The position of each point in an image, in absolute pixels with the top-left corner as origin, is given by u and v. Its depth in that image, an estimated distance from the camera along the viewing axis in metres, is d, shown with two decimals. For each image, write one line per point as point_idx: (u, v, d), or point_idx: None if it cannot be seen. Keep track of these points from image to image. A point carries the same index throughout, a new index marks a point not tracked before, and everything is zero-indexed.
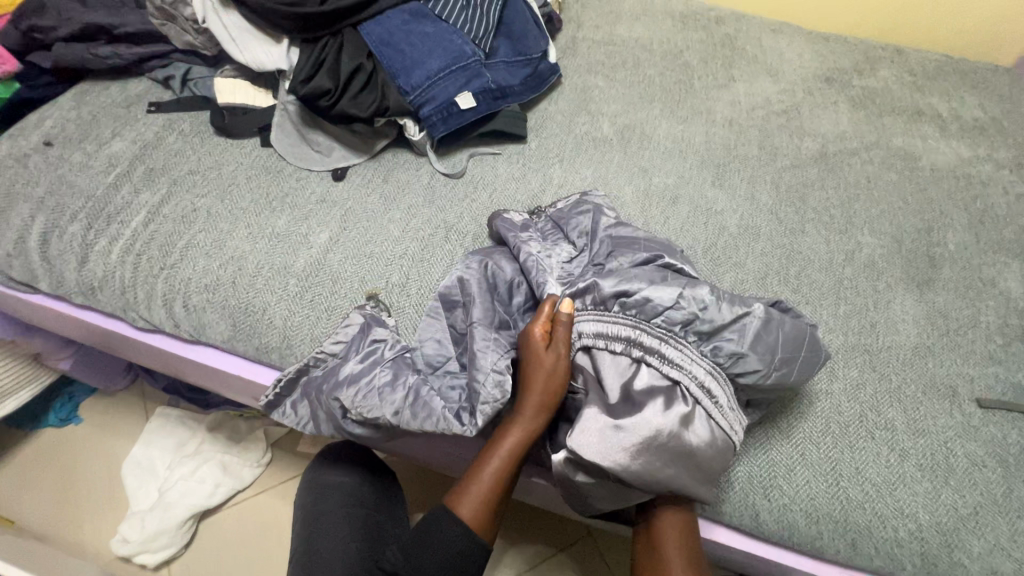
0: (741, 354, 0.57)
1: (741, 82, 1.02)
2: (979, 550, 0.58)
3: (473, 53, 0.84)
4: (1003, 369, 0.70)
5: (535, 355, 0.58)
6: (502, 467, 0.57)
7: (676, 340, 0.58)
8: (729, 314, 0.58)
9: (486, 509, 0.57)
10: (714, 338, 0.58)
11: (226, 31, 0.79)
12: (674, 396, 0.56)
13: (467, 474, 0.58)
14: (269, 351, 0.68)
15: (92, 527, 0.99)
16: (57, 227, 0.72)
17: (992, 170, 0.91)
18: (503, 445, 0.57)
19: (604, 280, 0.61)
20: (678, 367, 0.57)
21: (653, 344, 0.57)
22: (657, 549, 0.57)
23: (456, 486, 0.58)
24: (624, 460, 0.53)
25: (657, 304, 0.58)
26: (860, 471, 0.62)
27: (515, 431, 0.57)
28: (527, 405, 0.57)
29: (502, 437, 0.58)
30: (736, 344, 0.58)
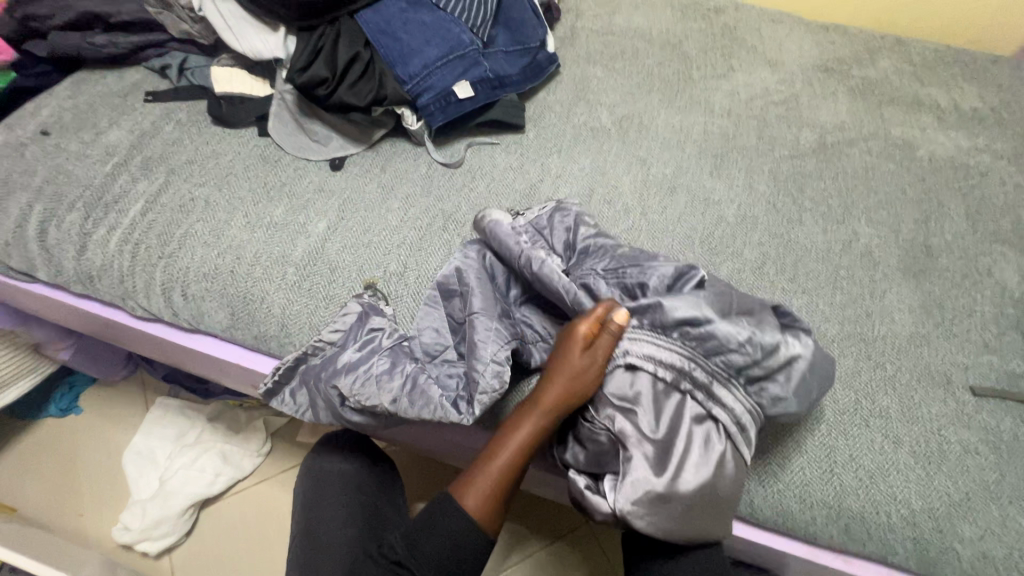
0: (784, 398, 0.58)
1: (740, 73, 1.02)
2: (971, 535, 0.59)
3: (471, 42, 0.84)
4: (997, 358, 0.70)
5: (568, 357, 0.57)
6: (514, 461, 0.57)
7: (729, 382, 0.57)
8: (785, 359, 0.58)
9: (493, 500, 0.57)
10: (762, 379, 0.58)
11: (222, 18, 0.79)
12: (713, 441, 0.56)
13: (476, 464, 0.58)
14: (268, 340, 0.68)
15: (93, 516, 1.00)
16: (55, 216, 0.72)
17: (990, 160, 0.91)
18: (514, 438, 0.57)
19: (674, 304, 0.58)
20: (725, 408, 0.57)
21: (704, 380, 0.57)
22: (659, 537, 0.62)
23: (463, 476, 0.58)
24: (651, 510, 0.54)
25: (719, 341, 0.58)
26: (854, 458, 0.62)
27: (527, 425, 0.57)
28: (544, 402, 0.57)
29: (515, 431, 0.57)
30: (781, 388, 0.58)
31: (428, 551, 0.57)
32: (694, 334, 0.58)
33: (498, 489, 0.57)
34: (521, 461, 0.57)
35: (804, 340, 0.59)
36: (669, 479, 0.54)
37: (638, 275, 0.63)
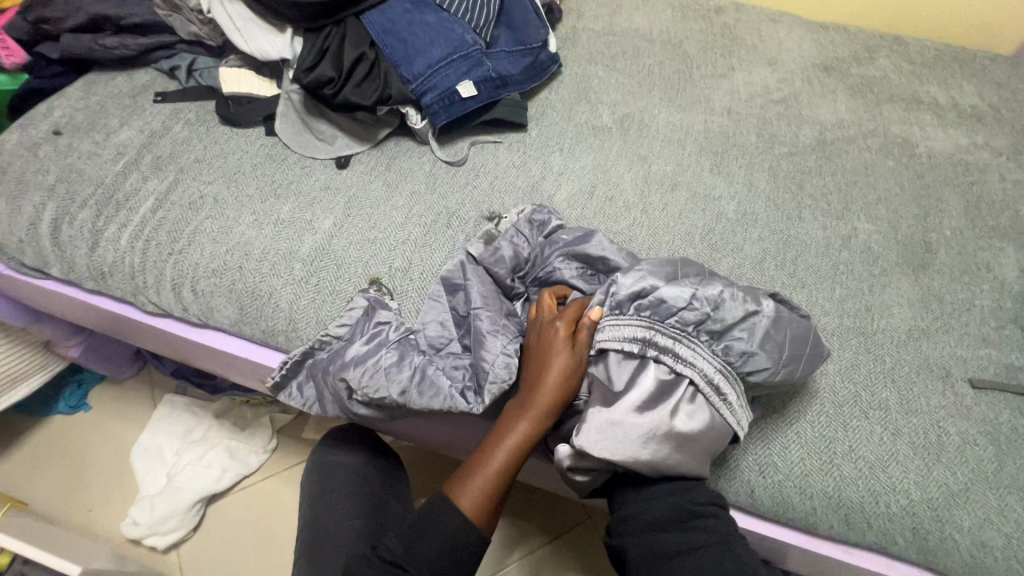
0: (751, 353, 0.58)
1: (741, 72, 1.03)
2: (970, 525, 0.59)
3: (474, 42, 0.85)
4: (996, 351, 0.71)
5: (554, 358, 0.58)
6: (508, 465, 0.57)
7: (690, 339, 0.59)
8: (743, 313, 0.59)
9: (489, 503, 0.57)
10: (725, 336, 0.59)
11: (230, 20, 0.80)
12: (669, 380, 0.58)
13: (470, 467, 0.58)
14: (276, 334, 0.69)
15: (102, 511, 1.01)
16: (67, 213, 0.74)
17: (989, 157, 0.91)
18: (508, 438, 0.57)
19: (623, 279, 0.61)
20: (690, 365, 0.58)
21: (666, 343, 0.58)
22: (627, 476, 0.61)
23: (457, 478, 0.58)
24: (621, 442, 0.54)
25: (671, 304, 0.59)
26: (854, 449, 0.63)
27: (521, 428, 0.57)
28: (538, 404, 0.57)
29: (508, 435, 0.57)
30: (745, 343, 0.59)
31: (423, 548, 0.57)
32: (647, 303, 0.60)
33: (494, 493, 0.57)
34: (515, 464, 0.57)
35: (764, 302, 0.60)
36: (629, 412, 0.56)
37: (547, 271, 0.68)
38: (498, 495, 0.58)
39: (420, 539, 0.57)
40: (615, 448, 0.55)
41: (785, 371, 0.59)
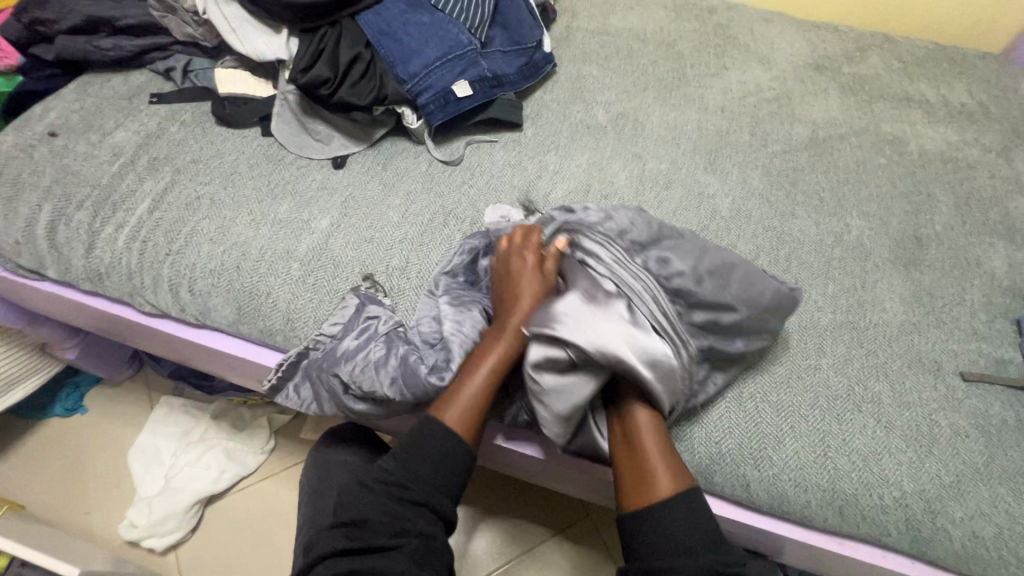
0: (668, 263, 0.65)
1: (734, 71, 1.04)
2: (962, 516, 0.60)
3: (469, 42, 0.85)
4: (986, 345, 0.72)
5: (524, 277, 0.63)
6: (494, 375, 0.59)
7: (607, 242, 0.64)
8: (651, 231, 0.67)
9: (477, 416, 0.59)
10: (643, 251, 0.66)
11: (226, 21, 0.80)
12: (609, 279, 0.61)
13: (456, 384, 0.60)
14: (274, 334, 0.69)
15: (99, 513, 1.01)
16: (64, 215, 0.74)
17: (979, 153, 0.93)
18: (489, 359, 0.60)
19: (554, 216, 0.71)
20: (609, 265, 0.62)
21: (588, 246, 0.64)
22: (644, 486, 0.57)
23: (444, 396, 0.60)
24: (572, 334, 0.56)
25: (591, 221, 0.67)
26: (847, 443, 0.64)
27: (501, 342, 0.60)
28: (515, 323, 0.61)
29: (491, 350, 0.60)
30: (663, 256, 0.66)
31: (421, 470, 0.58)
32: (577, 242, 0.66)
33: (482, 405, 0.59)
34: (499, 375, 0.59)
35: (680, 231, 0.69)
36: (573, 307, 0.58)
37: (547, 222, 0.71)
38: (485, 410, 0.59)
39: (418, 456, 0.58)
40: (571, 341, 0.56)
41: (709, 284, 0.64)
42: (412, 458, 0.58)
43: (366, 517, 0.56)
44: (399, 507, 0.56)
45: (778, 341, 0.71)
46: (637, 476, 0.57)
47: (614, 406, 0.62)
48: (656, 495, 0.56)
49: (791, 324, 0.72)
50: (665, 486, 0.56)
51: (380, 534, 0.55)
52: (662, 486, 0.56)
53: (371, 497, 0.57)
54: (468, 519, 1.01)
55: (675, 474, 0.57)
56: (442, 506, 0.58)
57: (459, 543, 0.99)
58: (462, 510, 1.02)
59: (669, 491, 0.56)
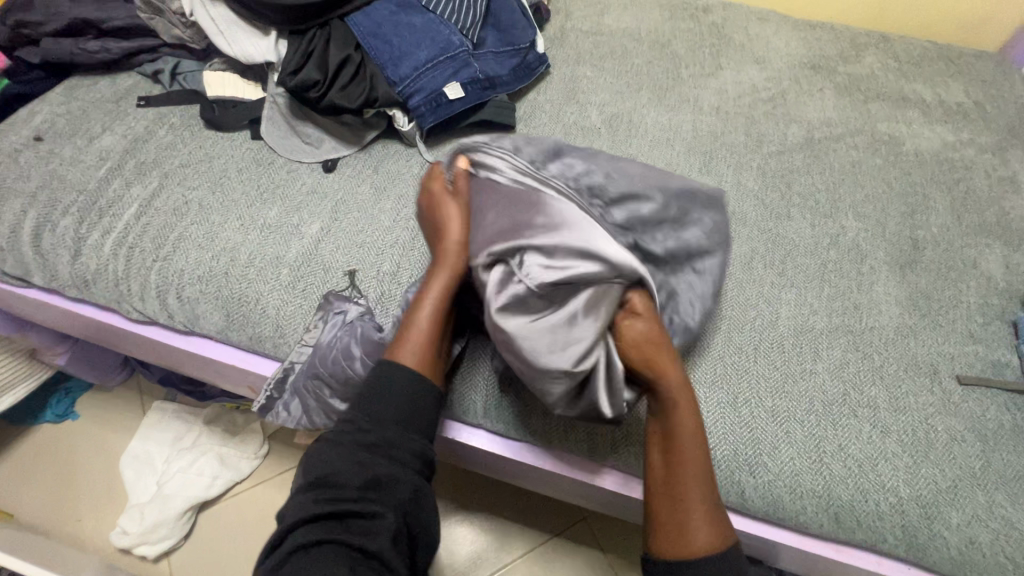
0: (569, 165, 0.63)
1: (729, 71, 1.03)
2: (958, 521, 0.60)
3: (461, 43, 0.84)
4: (982, 348, 0.71)
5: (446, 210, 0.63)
6: (438, 308, 0.58)
7: (504, 158, 0.63)
8: (549, 143, 0.65)
9: (428, 349, 0.58)
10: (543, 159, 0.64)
11: (214, 23, 0.79)
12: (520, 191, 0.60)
13: (404, 326, 0.59)
14: (263, 341, 0.69)
15: (91, 520, 1.00)
16: (49, 221, 0.73)
17: (975, 154, 0.92)
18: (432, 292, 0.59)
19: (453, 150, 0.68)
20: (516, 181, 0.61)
21: (495, 165, 0.63)
22: (681, 532, 0.54)
23: (396, 340, 0.59)
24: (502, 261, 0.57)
25: (485, 145, 0.65)
26: (843, 448, 0.63)
27: (439, 277, 0.59)
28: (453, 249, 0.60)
29: (429, 286, 0.59)
30: (561, 159, 0.64)
31: (387, 412, 0.54)
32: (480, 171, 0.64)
33: (433, 338, 0.58)
34: (442, 306, 0.59)
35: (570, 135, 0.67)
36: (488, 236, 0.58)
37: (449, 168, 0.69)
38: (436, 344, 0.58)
39: (384, 404, 0.55)
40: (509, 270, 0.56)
41: (618, 178, 0.63)
42: (375, 405, 0.55)
43: (334, 471, 0.51)
44: (369, 454, 0.52)
45: (773, 345, 0.70)
46: (674, 522, 0.54)
47: (661, 444, 0.57)
48: (695, 547, 0.53)
49: (786, 328, 0.72)
50: (702, 536, 0.53)
51: (349, 489, 0.50)
52: (700, 536, 0.53)
53: (339, 450, 0.52)
54: (464, 523, 1.00)
55: (718, 526, 0.54)
56: (414, 442, 0.54)
57: (455, 548, 0.98)
58: (457, 514, 1.01)
59: (707, 542, 0.53)
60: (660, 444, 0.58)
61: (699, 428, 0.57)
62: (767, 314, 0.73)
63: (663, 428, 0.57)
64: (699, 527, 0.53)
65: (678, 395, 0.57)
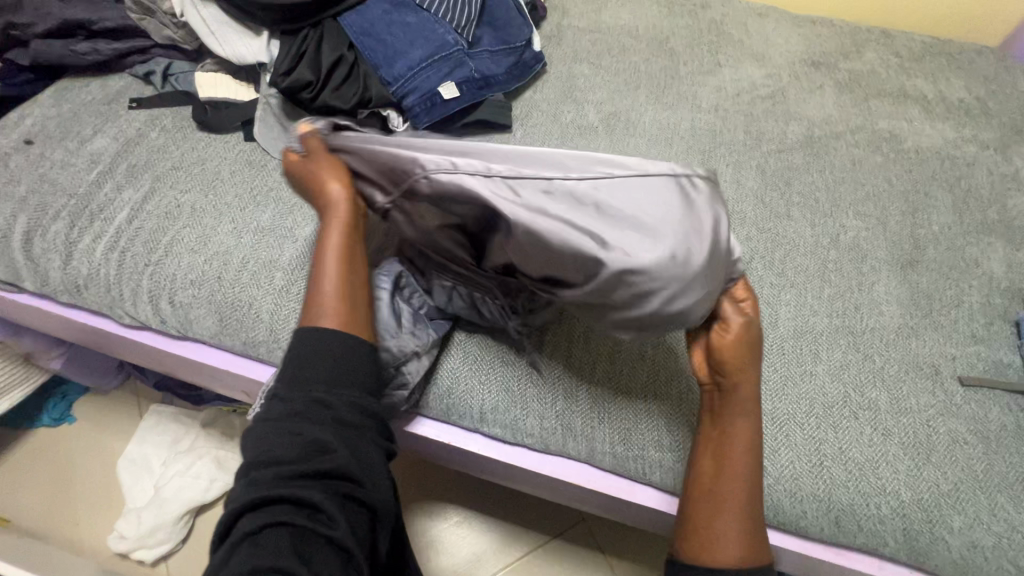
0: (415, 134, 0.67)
1: (727, 68, 1.02)
2: (960, 525, 0.59)
3: (456, 42, 0.83)
4: (985, 348, 0.70)
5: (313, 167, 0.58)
6: (341, 257, 0.55)
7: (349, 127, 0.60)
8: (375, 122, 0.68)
9: (346, 303, 0.53)
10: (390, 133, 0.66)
11: (204, 24, 0.78)
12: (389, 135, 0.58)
13: (310, 292, 0.53)
14: (257, 345, 0.68)
15: (88, 525, 1.00)
16: (40, 225, 0.72)
17: (977, 150, 0.91)
18: (333, 243, 0.55)
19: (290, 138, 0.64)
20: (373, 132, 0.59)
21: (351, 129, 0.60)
22: (715, 538, 0.53)
23: (307, 311, 0.53)
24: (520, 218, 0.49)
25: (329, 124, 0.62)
26: (844, 451, 0.62)
27: (333, 230, 0.55)
28: (339, 199, 0.56)
29: (327, 243, 0.55)
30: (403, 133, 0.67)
31: (315, 373, 0.49)
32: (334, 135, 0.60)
33: (346, 289, 0.54)
34: (346, 256, 0.55)
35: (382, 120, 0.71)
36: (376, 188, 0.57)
37: None
38: (354, 296, 0.54)
39: (310, 366, 0.49)
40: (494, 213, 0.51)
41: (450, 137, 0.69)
42: (300, 372, 0.49)
43: (271, 450, 0.46)
44: (294, 422, 0.47)
45: (773, 346, 0.69)
46: (709, 529, 0.54)
47: (713, 455, 0.57)
48: (726, 560, 0.52)
49: (786, 329, 0.71)
50: (734, 552, 0.53)
51: (284, 472, 0.45)
52: (732, 551, 0.53)
53: (269, 427, 0.47)
54: (462, 525, 1.00)
55: (751, 543, 0.53)
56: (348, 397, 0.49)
57: (454, 550, 0.98)
58: (455, 516, 1.00)
59: (738, 558, 0.52)
60: (713, 448, 0.57)
61: (754, 444, 0.56)
62: (767, 315, 0.72)
63: (719, 441, 0.56)
64: (734, 540, 0.53)
65: (746, 409, 0.56)
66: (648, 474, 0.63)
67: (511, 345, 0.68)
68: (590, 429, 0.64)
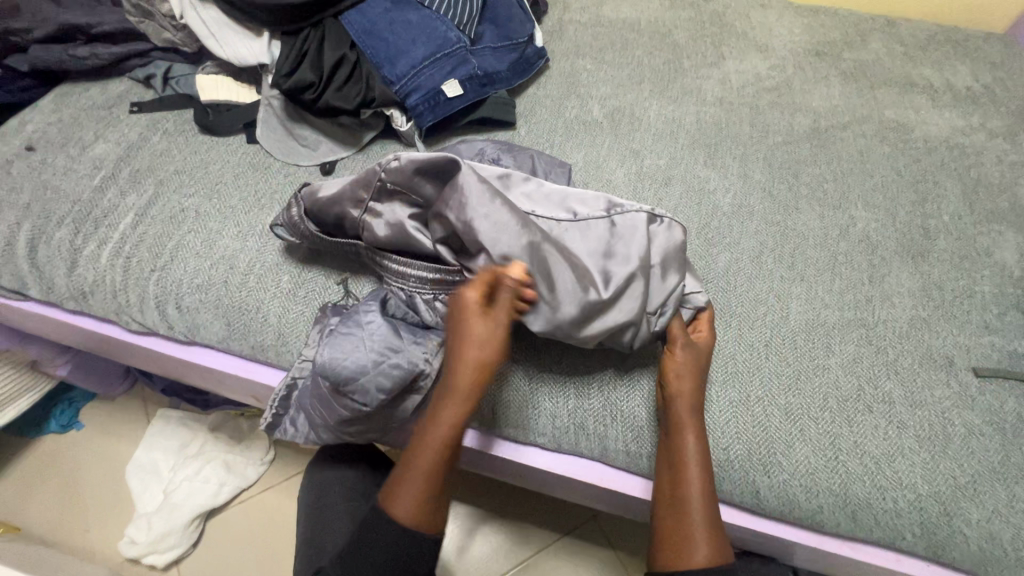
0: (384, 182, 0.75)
1: (731, 60, 1.01)
2: (978, 517, 0.59)
3: (458, 39, 0.83)
4: (999, 338, 0.70)
5: (464, 335, 0.55)
6: (439, 453, 0.56)
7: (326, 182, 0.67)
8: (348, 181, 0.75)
9: (427, 500, 0.56)
10: None
11: (204, 25, 0.78)
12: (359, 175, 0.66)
13: (403, 468, 0.57)
14: (265, 349, 0.67)
15: (99, 531, 0.99)
16: (43, 232, 0.71)
17: (986, 139, 0.90)
18: (436, 430, 0.56)
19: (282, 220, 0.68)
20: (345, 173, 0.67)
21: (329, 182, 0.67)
22: (682, 541, 0.55)
23: (392, 482, 0.57)
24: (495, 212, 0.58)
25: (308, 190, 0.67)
26: (859, 445, 0.62)
27: (447, 418, 0.56)
28: (465, 393, 0.55)
29: (435, 426, 0.56)
30: None
31: (367, 563, 0.56)
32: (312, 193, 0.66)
33: (432, 485, 0.56)
34: (445, 453, 0.56)
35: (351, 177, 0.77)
36: (350, 203, 0.65)
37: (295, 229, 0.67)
38: (435, 492, 0.56)
39: (363, 554, 0.56)
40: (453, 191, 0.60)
41: None
42: (354, 552, 0.57)
43: None
44: None
45: (785, 340, 0.69)
46: (674, 532, 0.56)
47: (666, 462, 0.59)
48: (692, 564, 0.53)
49: (797, 323, 0.70)
50: (701, 552, 0.54)
51: None
52: (699, 551, 0.54)
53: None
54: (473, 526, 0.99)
55: (717, 543, 0.55)
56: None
57: (464, 551, 0.97)
58: (466, 517, 1.00)
59: (706, 559, 0.54)
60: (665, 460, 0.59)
61: (702, 448, 0.58)
62: (778, 309, 0.71)
63: (669, 449, 0.58)
64: (699, 542, 0.54)
65: (686, 421, 0.58)
66: None
67: (520, 342, 0.67)
68: (599, 425, 0.64)
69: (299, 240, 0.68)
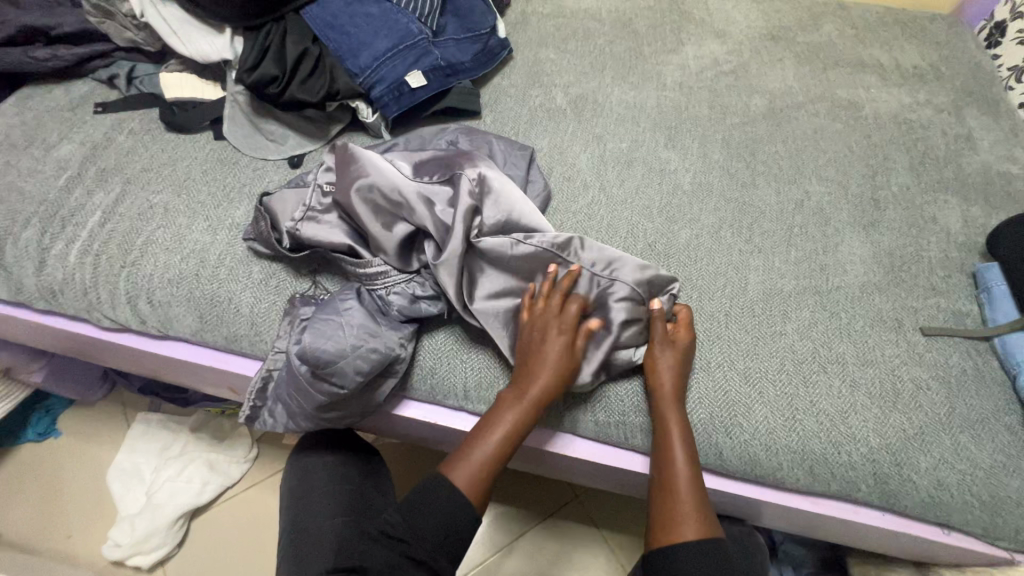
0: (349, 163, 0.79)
1: (690, 46, 1.04)
2: (927, 465, 0.62)
3: (420, 31, 0.85)
4: (945, 299, 0.74)
5: (554, 351, 0.60)
6: (498, 447, 0.59)
7: (289, 192, 0.71)
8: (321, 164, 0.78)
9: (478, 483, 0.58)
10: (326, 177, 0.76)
11: (166, 23, 0.78)
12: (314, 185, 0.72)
13: (465, 447, 0.60)
14: (239, 339, 0.68)
15: (81, 536, 0.99)
16: (11, 233, 0.71)
17: (932, 114, 0.94)
18: (503, 424, 0.59)
19: (252, 233, 0.70)
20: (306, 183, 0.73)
21: (290, 193, 0.71)
22: (672, 523, 0.57)
23: (451, 457, 0.60)
24: (354, 197, 0.66)
25: (272, 202, 0.70)
26: (814, 404, 0.65)
27: (515, 411, 0.59)
28: (541, 397, 0.59)
29: (502, 417, 0.60)
30: None
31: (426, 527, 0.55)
32: (275, 206, 0.70)
33: (485, 475, 0.59)
34: (503, 449, 0.59)
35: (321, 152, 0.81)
36: (307, 211, 0.69)
37: (263, 238, 0.69)
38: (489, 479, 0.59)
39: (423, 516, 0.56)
40: (346, 176, 0.68)
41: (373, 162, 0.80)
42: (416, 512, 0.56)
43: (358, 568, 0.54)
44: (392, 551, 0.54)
45: (744, 309, 0.72)
46: (664, 510, 0.58)
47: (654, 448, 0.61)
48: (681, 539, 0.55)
49: (755, 293, 0.73)
50: (689, 530, 0.56)
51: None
52: (689, 531, 0.56)
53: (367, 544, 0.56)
54: None
55: (705, 521, 0.57)
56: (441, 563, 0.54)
57: None
58: None
59: (695, 537, 0.56)
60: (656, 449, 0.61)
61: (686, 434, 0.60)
62: (736, 280, 0.74)
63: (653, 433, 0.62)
64: (687, 519, 0.56)
65: (666, 409, 0.61)
66: (631, 438, 0.65)
67: None
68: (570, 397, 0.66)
69: (269, 251, 0.70)
